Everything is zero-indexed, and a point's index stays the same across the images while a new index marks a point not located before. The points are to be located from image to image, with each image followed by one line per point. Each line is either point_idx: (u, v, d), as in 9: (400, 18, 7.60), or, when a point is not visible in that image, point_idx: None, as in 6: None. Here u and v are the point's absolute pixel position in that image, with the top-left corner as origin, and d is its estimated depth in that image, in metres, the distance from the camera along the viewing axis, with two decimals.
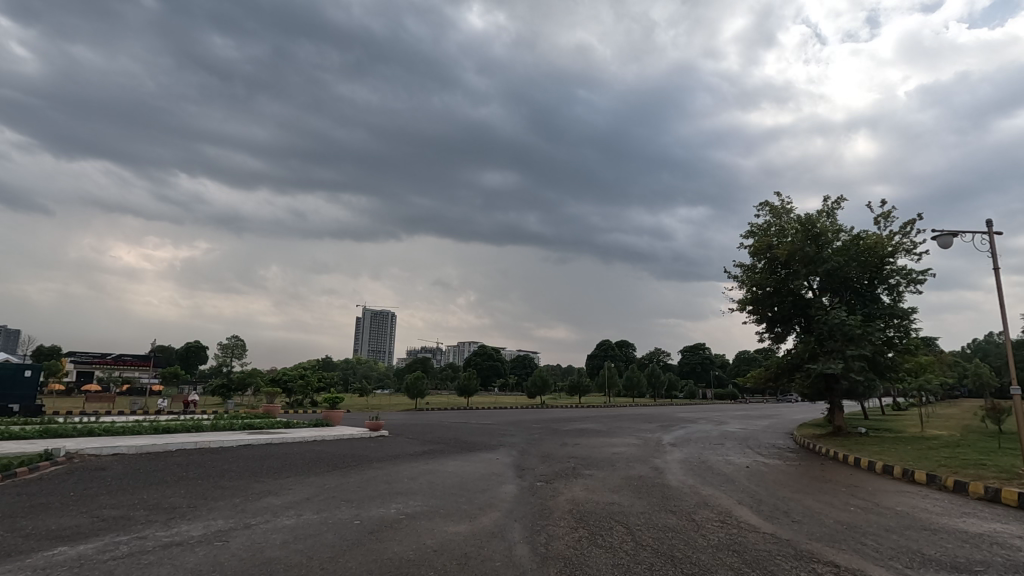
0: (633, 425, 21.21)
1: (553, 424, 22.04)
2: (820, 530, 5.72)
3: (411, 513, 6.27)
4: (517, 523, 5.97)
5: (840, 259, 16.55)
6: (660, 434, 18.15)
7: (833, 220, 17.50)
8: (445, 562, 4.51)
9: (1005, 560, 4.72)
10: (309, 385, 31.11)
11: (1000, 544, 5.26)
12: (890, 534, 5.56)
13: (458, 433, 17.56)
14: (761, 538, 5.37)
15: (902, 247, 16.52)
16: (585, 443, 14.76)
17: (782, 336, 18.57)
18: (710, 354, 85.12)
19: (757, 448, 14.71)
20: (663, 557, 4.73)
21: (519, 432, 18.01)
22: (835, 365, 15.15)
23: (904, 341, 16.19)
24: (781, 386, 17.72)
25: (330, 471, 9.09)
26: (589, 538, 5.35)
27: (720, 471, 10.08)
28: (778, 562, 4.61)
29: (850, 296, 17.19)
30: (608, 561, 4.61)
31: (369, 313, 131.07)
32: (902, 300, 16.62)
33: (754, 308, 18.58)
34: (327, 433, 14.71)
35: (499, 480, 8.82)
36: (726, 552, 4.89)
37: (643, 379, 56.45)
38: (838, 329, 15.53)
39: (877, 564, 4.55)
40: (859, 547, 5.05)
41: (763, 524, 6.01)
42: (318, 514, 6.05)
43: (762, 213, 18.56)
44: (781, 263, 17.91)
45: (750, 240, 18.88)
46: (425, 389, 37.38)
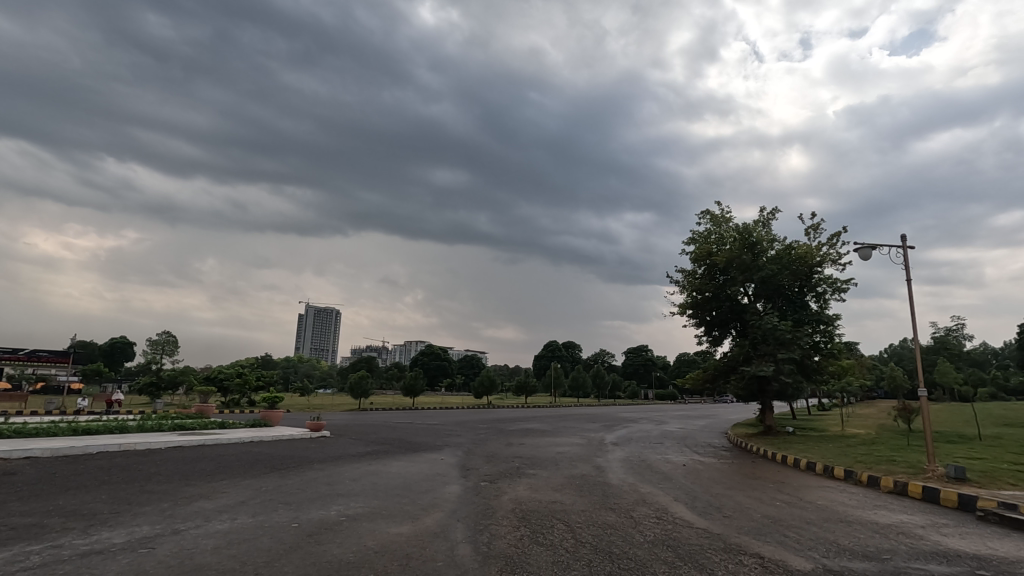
0: (578, 426, 21.58)
1: (499, 424, 22.11)
2: (748, 524, 6.05)
3: (352, 515, 6.15)
4: (460, 523, 5.97)
5: (774, 267, 17.48)
6: (603, 434, 18.60)
7: (768, 230, 18.46)
8: (385, 563, 4.48)
9: (910, 548, 5.15)
10: (246, 385, 29.85)
11: (906, 534, 5.72)
12: (811, 527, 5.94)
13: (402, 433, 17.33)
14: (694, 534, 5.60)
15: (830, 257, 17.63)
16: (530, 443, 14.89)
17: (719, 340, 19.39)
18: (652, 355, 87.88)
19: (694, 447, 15.31)
20: (601, 554, 4.87)
21: (465, 433, 17.94)
22: (767, 368, 16.01)
23: (829, 345, 17.31)
24: (717, 387, 18.50)
25: (268, 473, 8.79)
26: (530, 537, 5.43)
27: (659, 470, 10.42)
28: (708, 555, 4.84)
29: (782, 303, 18.17)
30: (548, 559, 4.70)
31: (312, 309, 126.68)
32: (828, 307, 17.75)
33: (694, 312, 19.33)
34: (264, 434, 14.14)
35: (442, 480, 8.79)
36: (661, 547, 5.09)
37: (588, 380, 57.47)
38: (770, 333, 16.44)
39: (797, 554, 4.85)
40: (782, 539, 5.38)
41: (696, 520, 6.28)
42: (253, 518, 5.84)
43: (703, 221, 19.37)
44: (719, 270, 18.73)
45: (691, 247, 19.64)
46: (369, 389, 36.60)
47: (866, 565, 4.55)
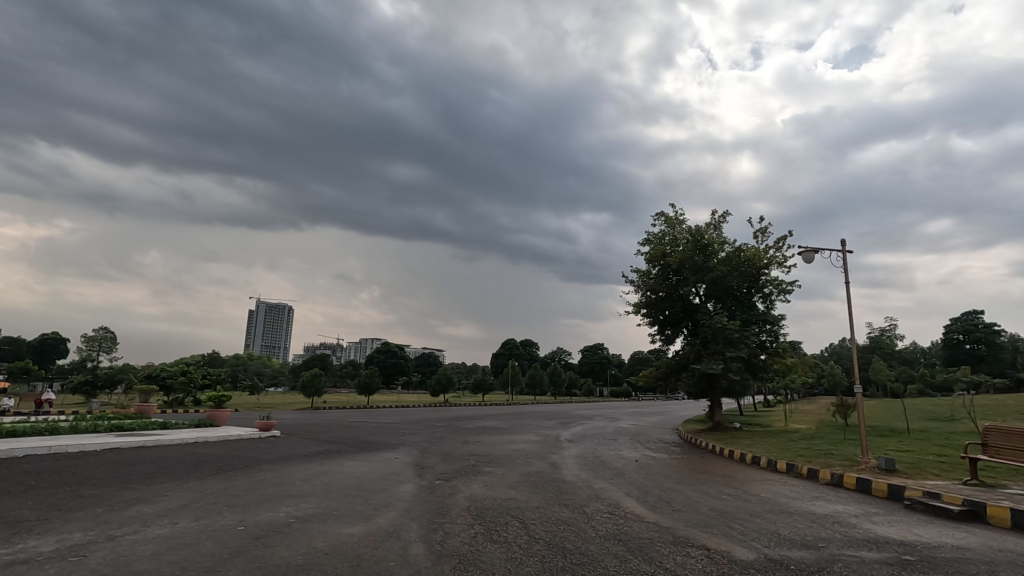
0: (534, 423, 21.76)
1: (455, 422, 22.03)
2: (696, 517, 6.24)
3: (302, 517, 6.00)
4: (413, 522, 5.91)
5: (723, 269, 18.09)
6: (558, 431, 18.82)
7: (719, 233, 19.08)
8: (336, 565, 4.40)
9: (844, 536, 5.44)
10: (191, 383, 28.63)
11: (840, 523, 6.04)
12: (755, 519, 6.18)
13: (356, 431, 17.02)
14: (644, 527, 5.74)
15: (776, 260, 18.39)
16: (486, 440, 14.92)
17: (672, 338, 19.92)
18: (608, 353, 89.52)
19: (646, 443, 15.70)
20: (554, 549, 4.92)
21: (420, 431, 17.79)
22: (716, 366, 16.58)
23: (774, 344, 18.07)
24: (669, 385, 19.00)
25: (214, 475, 8.47)
26: (484, 534, 5.43)
27: (612, 465, 10.63)
28: (658, 548, 4.96)
29: (731, 303, 18.82)
30: (502, 556, 4.71)
31: (262, 305, 122.59)
32: (773, 307, 18.51)
33: (648, 311, 19.77)
34: (210, 434, 13.57)
35: (397, 479, 8.68)
36: (612, 541, 5.19)
37: (545, 377, 58.00)
38: (720, 332, 17.02)
39: (740, 545, 5.04)
40: (727, 531, 5.58)
41: (647, 514, 6.44)
42: (197, 522, 5.61)
43: (658, 222, 19.83)
44: (673, 270, 19.22)
45: (646, 248, 20.07)
46: (322, 387, 35.75)
47: (805, 553, 4.77)
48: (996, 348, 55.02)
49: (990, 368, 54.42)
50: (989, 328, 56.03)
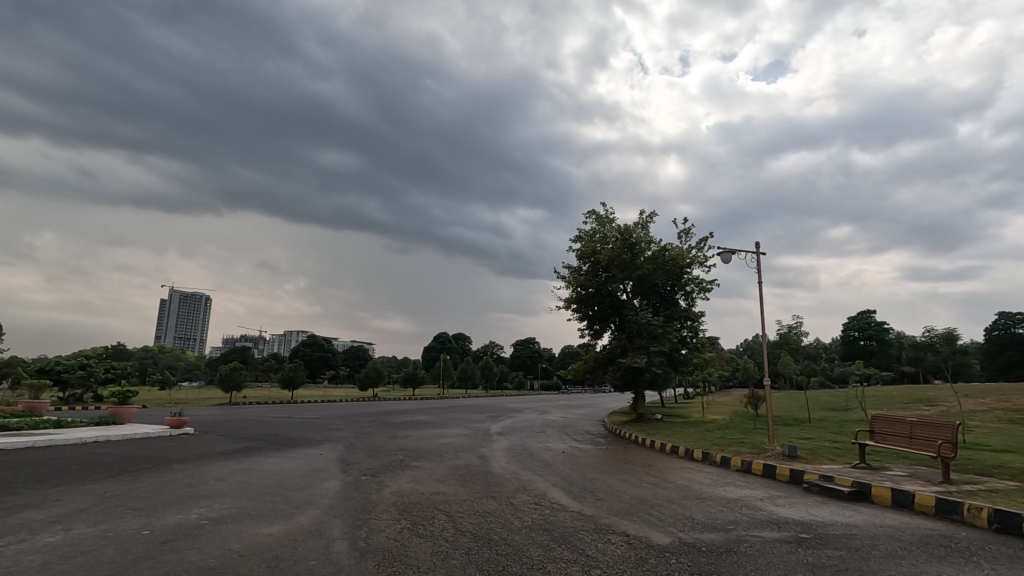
0: (465, 417, 21.77)
1: (384, 417, 21.61)
2: (617, 505, 6.49)
3: (216, 517, 5.71)
4: (336, 519, 5.76)
5: (649, 267, 18.85)
6: (488, 424, 18.95)
7: (646, 232, 19.82)
8: (253, 566, 4.22)
9: (750, 518, 5.84)
10: (93, 378, 26.30)
11: (747, 506, 6.49)
12: (671, 505, 6.52)
13: (278, 428, 16.32)
14: (569, 517, 5.90)
15: (698, 260, 19.37)
16: (415, 435, 14.77)
17: (600, 333, 20.52)
18: (539, 348, 91.02)
19: (574, 434, 16.13)
20: (481, 541, 4.96)
21: (347, 426, 17.32)
22: (640, 360, 17.29)
23: (694, 340, 19.06)
24: (596, 378, 19.60)
25: (116, 476, 7.86)
26: (410, 528, 5.38)
27: (540, 457, 10.83)
28: (581, 536, 5.13)
29: (656, 300, 19.64)
30: (427, 550, 4.70)
31: (176, 295, 114.63)
32: (694, 304, 19.51)
33: (578, 307, 20.25)
34: (113, 433, 12.52)
35: (320, 476, 8.42)
36: (537, 531, 5.30)
37: (477, 371, 58.11)
38: (644, 328, 17.76)
39: (657, 530, 5.30)
40: (646, 518, 5.84)
41: (571, 503, 6.62)
42: (95, 527, 5.19)
43: (589, 220, 20.32)
44: (602, 267, 19.79)
45: (577, 244, 20.53)
46: (242, 381, 33.95)
47: (715, 536, 5.08)
48: (886, 344, 60.84)
49: (880, 363, 60.13)
50: (880, 326, 61.86)
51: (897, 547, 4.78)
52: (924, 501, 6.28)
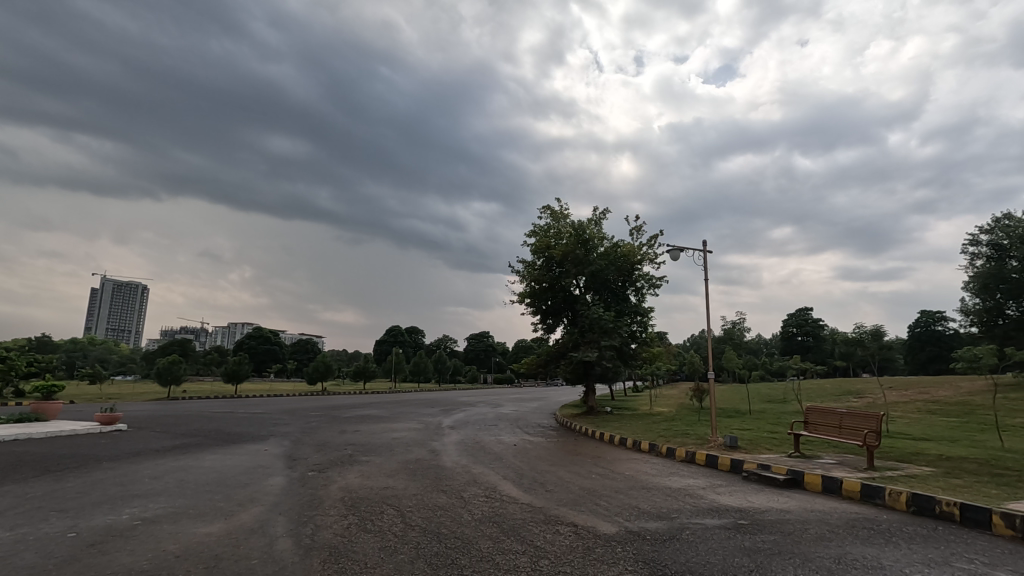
0: (416, 411, 21.57)
1: (332, 411, 21.12)
2: (567, 496, 6.60)
3: (151, 517, 5.44)
4: (281, 516, 5.60)
5: (602, 262, 19.19)
6: (440, 418, 18.85)
7: (599, 228, 20.14)
8: (190, 567, 4.06)
9: (693, 506, 6.06)
10: (14, 372, 24.46)
11: (690, 494, 6.73)
12: (619, 495, 6.69)
13: (219, 424, 15.67)
14: (518, 509, 5.95)
15: (649, 257, 19.85)
16: (365, 430, 14.51)
17: (553, 327, 20.72)
18: (492, 342, 91.17)
19: (525, 428, 16.26)
20: (430, 535, 4.94)
21: (293, 421, 16.83)
22: (591, 354, 17.61)
23: (644, 334, 19.54)
24: (548, 372, 19.80)
25: (39, 476, 7.37)
26: (358, 524, 5.30)
27: (491, 450, 10.86)
28: (530, 528, 5.19)
29: (607, 295, 20.00)
30: (375, 545, 4.64)
31: (109, 284, 108.03)
32: (644, 300, 20.01)
33: (531, 301, 20.36)
34: (36, 430, 11.72)
35: (264, 472, 8.16)
36: (487, 524, 5.33)
37: (430, 365, 57.64)
38: (595, 322, 18.09)
39: (604, 520, 5.43)
40: (593, 508, 5.97)
41: (521, 495, 6.68)
42: (13, 532, 4.84)
43: (544, 216, 20.46)
44: (556, 262, 19.98)
45: (532, 239, 20.64)
46: (182, 375, 32.40)
47: (659, 524, 5.25)
48: (821, 340, 64.25)
49: (815, 357, 63.49)
50: (816, 323, 65.29)
51: (826, 530, 5.07)
52: (851, 486, 6.69)
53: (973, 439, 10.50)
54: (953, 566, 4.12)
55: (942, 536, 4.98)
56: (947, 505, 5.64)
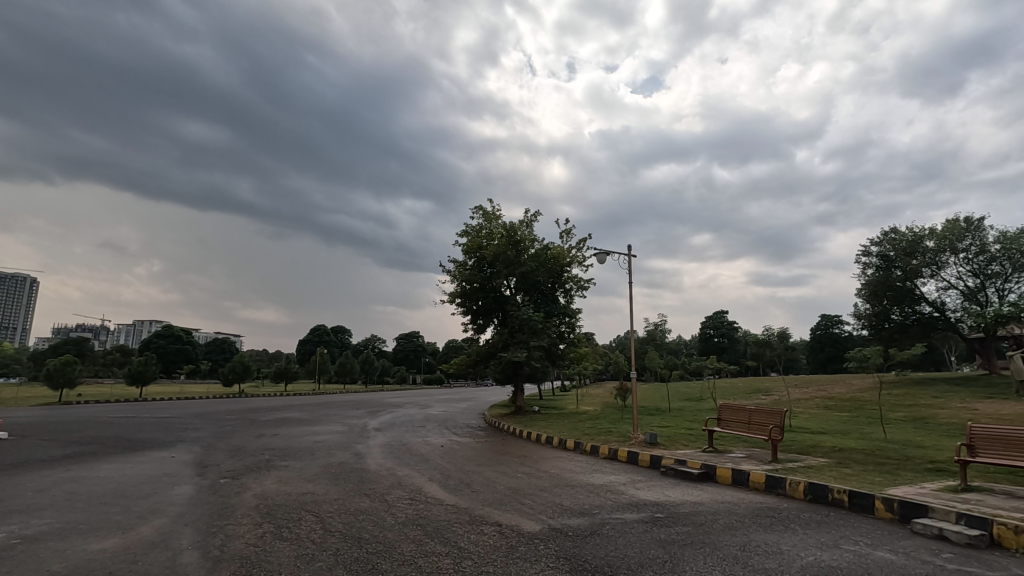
0: (340, 413, 20.89)
1: (249, 414, 19.99)
2: (492, 496, 6.63)
3: (34, 535, 4.92)
4: (187, 528, 5.23)
5: (532, 264, 19.46)
6: (366, 420, 18.29)
7: (530, 230, 20.38)
8: None
9: (614, 502, 6.26)
10: None
11: (612, 491, 6.95)
12: (543, 493, 6.80)
13: (119, 430, 14.42)
14: (443, 511, 5.90)
15: (578, 259, 20.31)
16: (285, 433, 13.86)
17: (483, 328, 20.74)
18: (422, 341, 90.02)
19: (453, 428, 16.16)
20: (350, 540, 4.79)
21: (205, 426, 15.77)
22: (521, 354, 17.81)
23: (572, 335, 19.97)
24: (477, 372, 19.78)
25: None
26: (273, 532, 5.05)
27: (418, 452, 10.71)
28: (454, 529, 5.16)
29: (537, 296, 20.27)
30: (290, 554, 4.44)
31: None
32: (572, 301, 20.46)
33: (462, 301, 20.27)
34: None
35: (170, 481, 7.60)
36: (411, 527, 5.24)
37: (357, 365, 56.05)
38: (525, 323, 18.31)
39: (528, 518, 5.50)
40: (519, 507, 6.03)
41: (446, 497, 6.65)
42: None
43: (476, 216, 20.43)
44: (487, 263, 20.02)
45: (463, 239, 20.55)
46: (77, 378, 29.59)
47: (580, 520, 5.39)
48: (734, 341, 68.42)
49: (729, 357, 67.47)
50: (730, 325, 69.53)
51: (733, 520, 5.40)
52: (757, 478, 7.16)
53: (861, 432, 11.56)
54: (842, 548, 4.50)
55: (833, 521, 5.44)
56: (838, 492, 6.16)
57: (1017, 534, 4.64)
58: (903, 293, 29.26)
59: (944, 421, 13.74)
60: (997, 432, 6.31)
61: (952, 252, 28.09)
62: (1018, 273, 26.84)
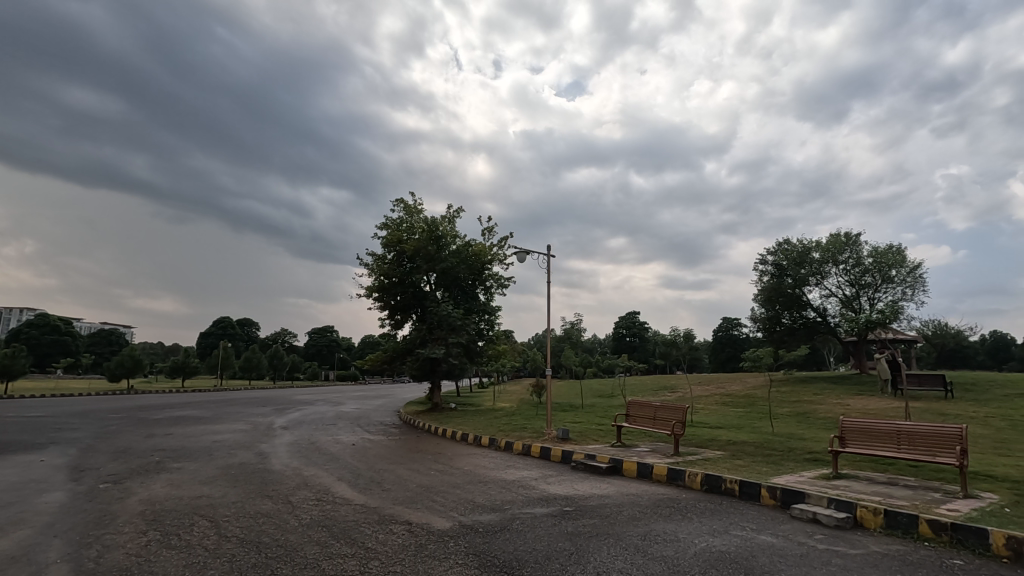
0: (244, 411, 19.64)
1: (137, 413, 18.30)
2: (403, 494, 6.52)
3: None
4: (56, 540, 4.70)
5: (453, 260, 19.34)
6: (272, 418, 17.32)
7: (452, 226, 20.25)
8: None
9: (525, 497, 6.35)
10: None
11: (524, 486, 7.07)
12: (456, 490, 6.77)
13: None
14: (351, 510, 5.72)
15: (499, 257, 20.44)
16: (180, 432, 12.86)
17: (401, 323, 20.34)
18: (336, 336, 86.88)
19: (366, 426, 15.70)
20: (247, 546, 4.52)
21: (84, 425, 14.25)
22: (438, 351, 17.69)
23: (490, 332, 20.07)
24: (394, 368, 19.37)
25: None
26: (160, 540, 4.66)
27: (327, 451, 10.31)
28: (362, 529, 5.02)
29: (457, 293, 20.19)
30: (180, 563, 4.11)
31: None
32: (492, 298, 20.57)
33: (379, 296, 19.77)
34: None
35: (39, 488, 6.80)
36: (316, 528, 5.03)
37: (264, 360, 53.07)
38: (444, 320, 18.20)
39: (440, 516, 5.45)
40: (430, 505, 5.97)
41: (355, 496, 6.44)
42: None
43: (397, 208, 20.00)
44: (407, 257, 19.64)
45: (383, 232, 20.05)
46: None
47: (491, 516, 5.43)
48: (644, 340, 71.89)
49: (639, 356, 70.82)
50: (641, 325, 72.98)
51: (637, 511, 5.68)
52: (659, 470, 7.56)
53: (752, 426, 12.54)
54: (731, 534, 4.86)
55: (725, 510, 5.86)
56: (730, 482, 6.65)
57: (876, 515, 5.23)
58: (793, 299, 32.08)
59: (821, 415, 15.22)
60: (863, 425, 7.08)
61: (834, 264, 31.17)
62: (886, 284, 30.21)
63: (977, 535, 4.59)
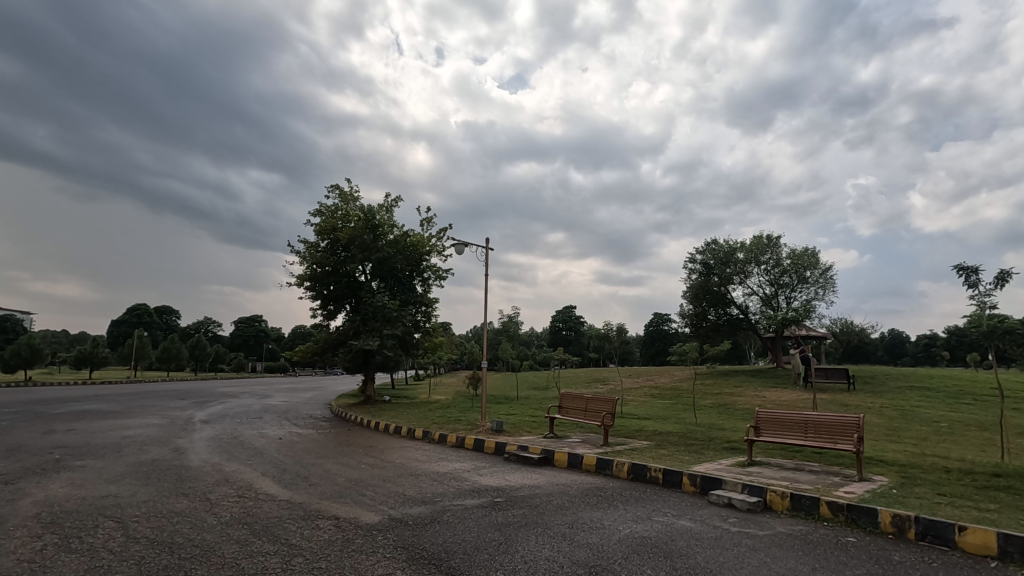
0: (159, 404, 18.40)
1: (34, 407, 16.71)
2: (331, 489, 6.35)
3: None
4: None
5: (389, 250, 18.96)
6: (191, 412, 16.33)
7: (390, 215, 19.82)
8: None
9: (456, 489, 6.36)
10: None
11: (456, 478, 7.06)
12: (386, 483, 6.67)
13: None
14: (274, 506, 5.52)
15: (437, 249, 20.24)
16: (85, 428, 11.89)
17: (334, 314, 19.72)
18: (265, 326, 83.14)
19: (294, 419, 15.15)
20: (158, 547, 4.26)
21: None
22: (372, 343, 17.32)
23: (427, 324, 19.87)
24: (325, 360, 18.77)
25: None
26: (58, 544, 4.31)
27: (251, 446, 9.87)
28: (285, 526, 4.86)
29: (393, 284, 19.82)
30: (80, 567, 3.82)
31: None
32: (429, 290, 20.35)
33: (311, 285, 19.08)
34: None
35: None
36: (235, 526, 4.82)
37: (184, 351, 49.97)
38: (379, 311, 17.86)
39: (368, 510, 5.36)
40: (359, 499, 5.85)
41: (280, 492, 6.21)
42: None
43: (332, 195, 19.33)
44: (341, 246, 19.05)
45: (316, 219, 19.32)
46: None
47: (421, 509, 5.40)
48: (580, 334, 73.57)
49: (574, 349, 72.36)
50: (577, 320, 74.59)
51: (565, 500, 5.83)
52: (589, 461, 7.78)
53: (677, 417, 13.13)
54: (653, 520, 5.08)
55: (649, 497, 6.11)
56: (655, 471, 6.94)
57: (783, 498, 5.63)
58: (718, 296, 33.78)
59: (740, 407, 16.16)
60: (775, 415, 7.60)
61: (756, 264, 33.06)
62: (801, 284, 32.38)
63: (868, 514, 5.04)
